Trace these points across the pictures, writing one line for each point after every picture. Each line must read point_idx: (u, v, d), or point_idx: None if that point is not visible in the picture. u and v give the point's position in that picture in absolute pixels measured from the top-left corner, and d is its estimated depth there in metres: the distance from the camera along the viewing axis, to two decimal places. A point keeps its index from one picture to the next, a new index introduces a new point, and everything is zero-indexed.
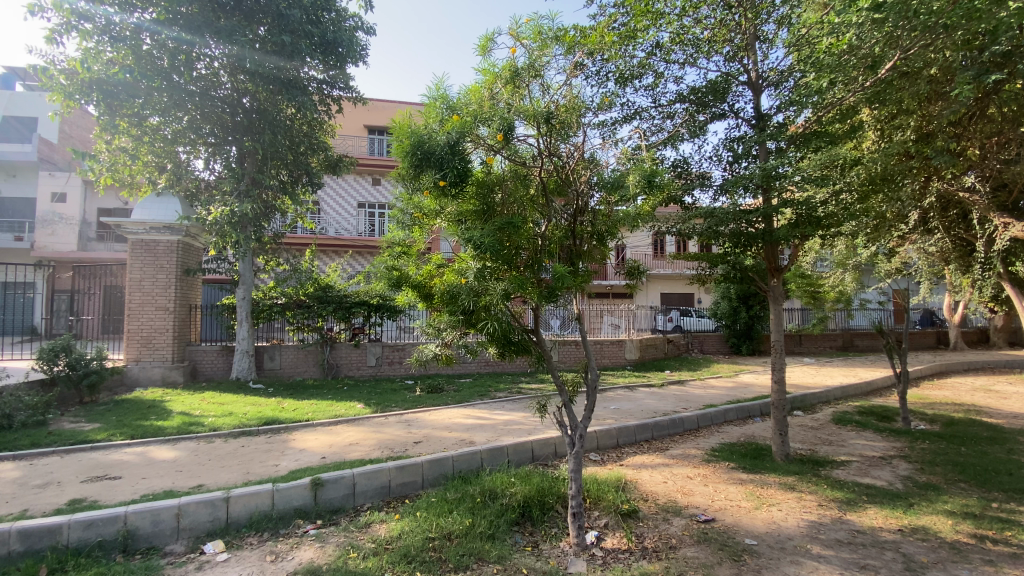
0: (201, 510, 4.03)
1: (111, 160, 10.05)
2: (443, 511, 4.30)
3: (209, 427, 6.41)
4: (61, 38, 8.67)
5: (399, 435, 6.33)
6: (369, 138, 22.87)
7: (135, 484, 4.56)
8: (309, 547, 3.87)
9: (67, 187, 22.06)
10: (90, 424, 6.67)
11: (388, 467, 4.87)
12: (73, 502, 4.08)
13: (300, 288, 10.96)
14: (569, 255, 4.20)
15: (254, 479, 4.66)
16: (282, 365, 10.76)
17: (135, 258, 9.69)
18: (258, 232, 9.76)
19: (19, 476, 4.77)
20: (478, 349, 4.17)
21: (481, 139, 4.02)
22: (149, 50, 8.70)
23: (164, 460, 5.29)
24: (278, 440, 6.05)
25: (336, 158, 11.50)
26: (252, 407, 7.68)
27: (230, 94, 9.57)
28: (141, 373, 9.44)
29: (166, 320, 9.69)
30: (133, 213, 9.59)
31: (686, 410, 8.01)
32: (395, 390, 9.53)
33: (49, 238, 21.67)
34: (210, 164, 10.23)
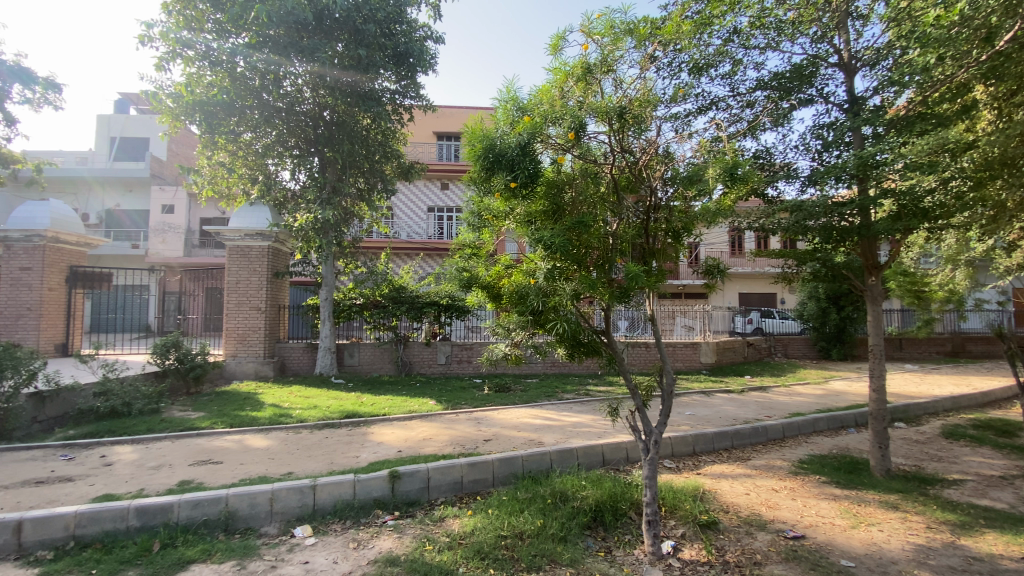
0: (291, 496, 4.31)
1: (212, 174, 11.08)
2: (515, 510, 4.31)
3: (296, 419, 6.89)
4: (168, 65, 9.68)
5: (469, 432, 6.45)
6: (438, 145, 23.53)
7: (233, 469, 4.96)
8: (388, 537, 4.03)
9: (174, 200, 24.59)
10: (195, 413, 7.39)
11: (460, 463, 4.98)
12: (183, 484, 4.52)
13: (376, 289, 11.50)
14: (641, 254, 4.07)
15: (337, 469, 4.93)
16: (360, 362, 11.36)
17: (232, 263, 10.60)
18: (338, 237, 10.28)
19: (139, 458, 5.36)
20: (548, 350, 4.13)
21: (552, 138, 3.98)
22: (242, 71, 9.44)
23: (258, 448, 5.74)
24: (358, 433, 6.38)
25: (408, 165, 11.91)
26: (334, 401, 8.15)
27: (312, 108, 10.28)
28: (237, 367, 10.32)
29: (258, 319, 10.53)
30: (230, 222, 10.48)
31: (769, 419, 7.52)
32: (465, 388, 9.73)
33: (159, 246, 24.23)
34: (295, 175, 10.97)
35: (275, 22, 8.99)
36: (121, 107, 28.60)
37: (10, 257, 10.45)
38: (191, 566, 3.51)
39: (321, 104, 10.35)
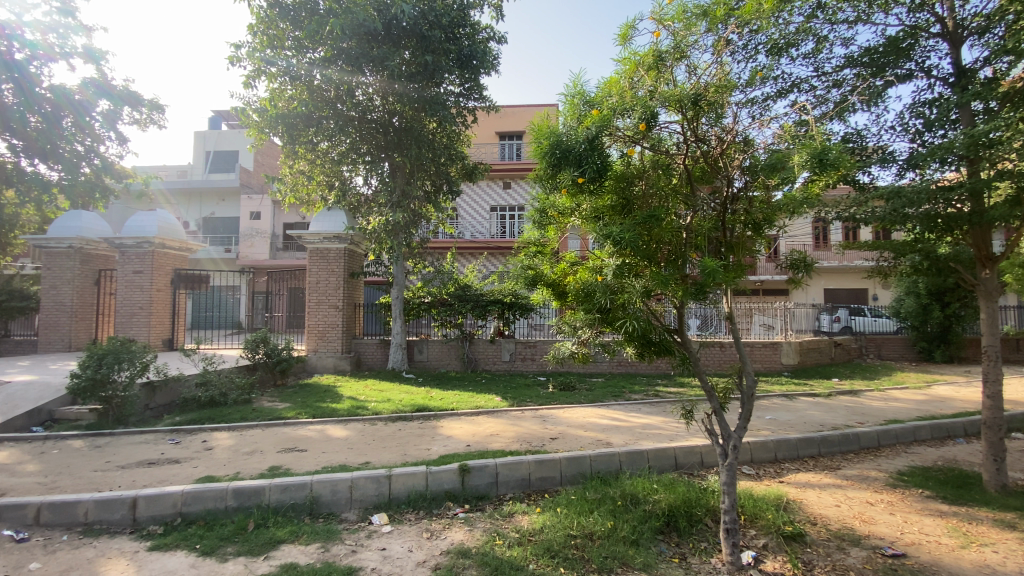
0: (368, 485, 4.53)
1: (293, 182, 11.87)
2: (584, 510, 4.25)
3: (372, 411, 7.23)
4: (254, 82, 10.47)
5: (536, 430, 6.46)
6: (500, 144, 23.80)
7: (316, 457, 5.28)
8: (459, 528, 4.12)
9: (260, 207, 26.60)
10: (282, 403, 7.96)
11: (528, 460, 5.00)
12: (273, 469, 4.88)
13: (443, 288, 11.79)
14: (717, 248, 3.88)
15: (410, 460, 5.11)
16: (429, 358, 11.76)
17: (312, 265, 11.30)
18: (408, 238, 10.68)
19: (235, 444, 5.85)
20: (617, 349, 4.04)
21: (621, 130, 3.87)
22: (319, 84, 10.09)
23: (338, 438, 6.08)
24: (428, 427, 6.59)
25: (473, 166, 12.12)
26: (406, 395, 8.48)
27: (382, 116, 10.74)
28: (318, 361, 11.00)
29: (336, 316, 11.16)
30: (310, 226, 11.19)
31: (860, 425, 6.92)
32: (530, 386, 9.78)
33: (248, 250, 26.34)
34: (368, 180, 11.50)
35: (347, 35, 9.45)
36: (214, 124, 31.34)
37: (126, 262, 11.79)
38: (281, 546, 3.77)
39: (390, 111, 10.79)
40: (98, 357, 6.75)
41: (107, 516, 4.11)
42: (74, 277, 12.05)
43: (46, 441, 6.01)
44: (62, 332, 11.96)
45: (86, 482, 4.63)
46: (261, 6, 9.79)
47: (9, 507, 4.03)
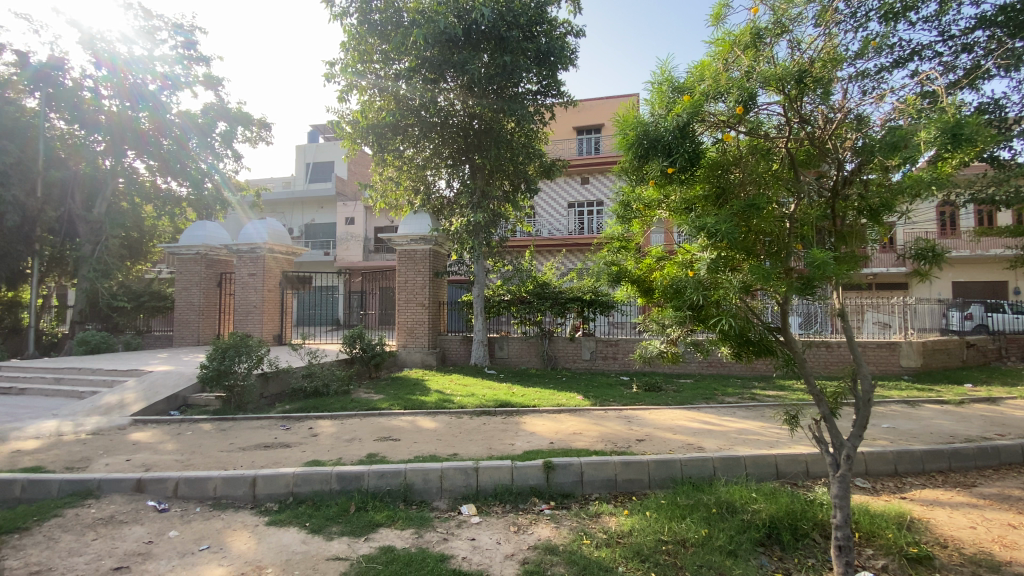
0: (457, 476, 4.68)
1: (383, 188, 12.55)
2: (675, 515, 4.08)
3: (458, 405, 7.48)
4: (347, 96, 11.25)
5: (620, 430, 6.31)
6: (578, 139, 23.59)
7: (408, 446, 5.56)
8: (546, 525, 4.13)
9: (353, 212, 28.54)
10: (376, 395, 8.48)
11: (614, 461, 4.90)
12: (370, 456, 5.20)
13: (523, 286, 11.84)
14: (825, 238, 3.56)
15: (496, 454, 5.21)
16: (509, 355, 11.94)
17: (401, 265, 11.90)
18: (488, 238, 10.89)
19: (337, 432, 6.32)
20: (710, 348, 3.83)
21: (715, 115, 3.67)
22: (404, 93, 10.52)
23: (427, 429, 6.35)
24: (512, 422, 6.69)
25: (551, 163, 12.02)
26: (489, 391, 8.67)
27: (462, 120, 11.02)
28: (407, 356, 11.58)
29: (422, 313, 11.68)
30: (399, 229, 11.80)
31: (1002, 438, 6.00)
32: (613, 385, 9.57)
33: (343, 252, 28.36)
34: (450, 183, 11.89)
35: (430, 44, 9.68)
36: (312, 138, 34.10)
37: (242, 266, 13.17)
38: (379, 529, 4.00)
39: (471, 114, 11.04)
40: (222, 351, 7.60)
41: (232, 492, 4.59)
42: (201, 280, 13.68)
43: (182, 424, 6.87)
44: (192, 328, 13.68)
45: (214, 461, 5.22)
46: (352, 24, 10.43)
47: (155, 480, 4.64)
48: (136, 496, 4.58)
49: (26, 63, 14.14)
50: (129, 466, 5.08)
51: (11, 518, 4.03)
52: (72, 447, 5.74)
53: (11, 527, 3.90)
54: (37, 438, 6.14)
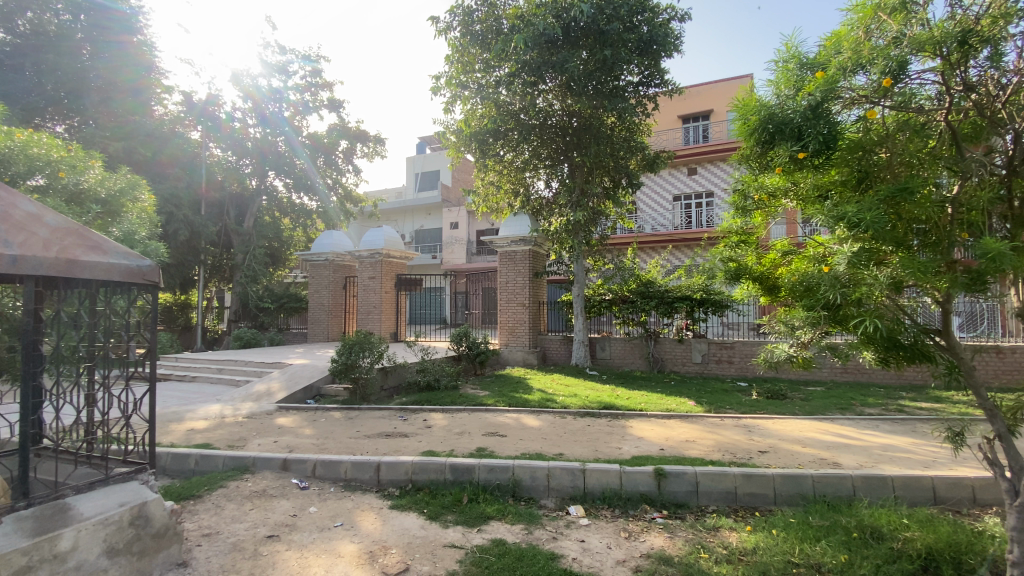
0: (564, 475, 4.67)
1: (485, 192, 12.90)
2: (808, 537, 3.69)
3: (561, 405, 7.49)
4: (451, 107, 11.82)
5: (739, 440, 5.87)
6: (683, 129, 22.44)
7: (515, 443, 5.68)
8: (658, 534, 3.97)
9: (457, 216, 29.89)
10: (482, 391, 8.78)
11: (733, 472, 4.57)
12: (479, 450, 5.40)
13: (625, 284, 11.50)
14: (1000, 223, 3.01)
15: (603, 457, 5.12)
16: (612, 356, 11.69)
17: (502, 266, 12.20)
18: (588, 236, 10.72)
19: (448, 425, 6.66)
20: (850, 354, 3.39)
21: (852, 90, 3.28)
22: (505, 99, 10.66)
23: (532, 427, 6.43)
24: (618, 425, 6.54)
25: (654, 155, 11.59)
26: (593, 392, 8.56)
27: (561, 119, 11.04)
28: (509, 355, 11.85)
29: (523, 313, 11.87)
30: (500, 231, 12.12)
31: None
32: (728, 391, 8.93)
33: (449, 256, 29.77)
34: (549, 183, 11.96)
35: (530, 45, 9.66)
36: (420, 149, 36.39)
37: (362, 270, 14.45)
38: (491, 522, 4.13)
39: (569, 113, 11.01)
40: (349, 346, 8.39)
41: (360, 475, 5.04)
42: (328, 282, 15.26)
43: (316, 411, 7.70)
44: (322, 326, 15.31)
45: (344, 446, 5.78)
46: (456, 38, 10.93)
47: (298, 460, 5.25)
48: (283, 473, 5.21)
49: (190, 102, 16.71)
50: (277, 447, 5.81)
51: (190, 485, 4.80)
52: (232, 428, 6.69)
53: (190, 492, 4.64)
54: (206, 418, 7.25)
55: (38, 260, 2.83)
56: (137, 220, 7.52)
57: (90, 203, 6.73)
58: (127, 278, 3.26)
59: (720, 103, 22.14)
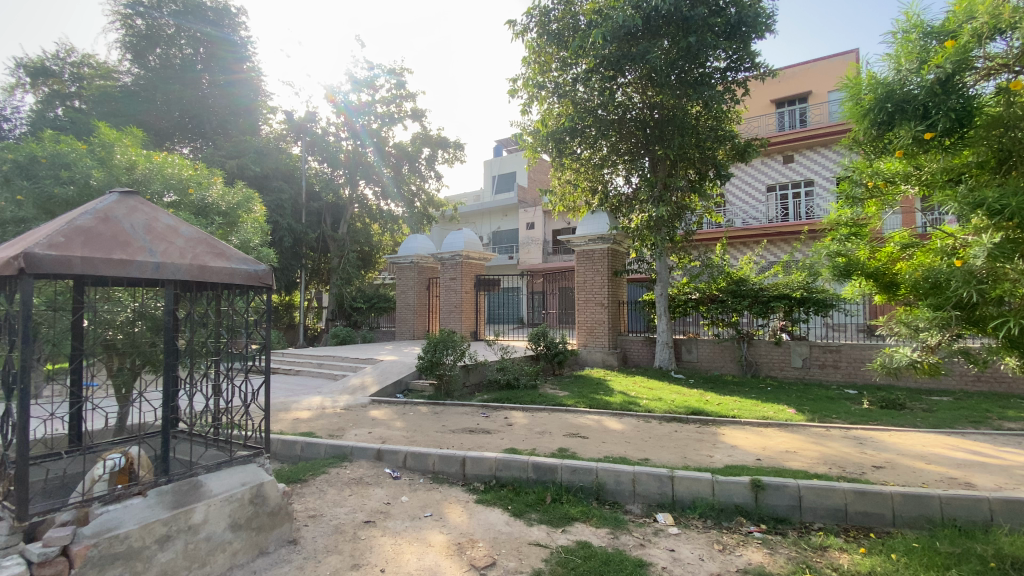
0: (651, 482, 4.52)
1: (562, 191, 12.85)
2: (935, 564, 3.27)
3: (645, 409, 7.26)
4: (528, 108, 11.91)
5: (848, 453, 5.34)
6: (778, 113, 20.82)
7: (598, 445, 5.60)
8: (756, 549, 3.72)
9: (534, 216, 30.02)
10: (562, 392, 8.76)
11: (842, 487, 4.17)
12: (562, 451, 5.38)
13: (713, 283, 10.92)
14: None
15: (693, 465, 4.89)
16: (699, 359, 11.13)
17: (580, 265, 12.08)
18: (672, 232, 10.32)
19: (530, 424, 6.71)
20: (989, 359, 2.97)
21: (987, 60, 2.90)
22: (582, 95, 10.53)
23: (615, 430, 6.30)
24: (708, 432, 6.21)
25: (745, 144, 10.88)
26: (679, 396, 8.21)
27: (640, 112, 10.66)
28: (588, 355, 11.71)
29: (602, 313, 11.66)
30: (578, 229, 11.99)
31: None
32: (833, 399, 8.16)
33: (526, 256, 29.97)
34: (629, 179, 11.61)
35: (608, 40, 9.50)
36: (497, 151, 37.02)
37: (444, 271, 14.98)
38: (575, 523, 4.10)
39: (650, 105, 10.65)
40: (434, 345, 8.74)
41: (447, 468, 5.22)
42: (414, 284, 16.02)
43: (405, 405, 8.11)
44: (409, 325, 16.12)
45: (431, 440, 6.03)
46: (533, 39, 10.99)
47: (390, 451, 5.55)
48: (377, 462, 5.54)
49: (291, 120, 18.36)
50: (371, 438, 6.19)
51: (298, 469, 5.26)
52: (331, 419, 7.23)
53: (297, 476, 5.07)
54: (309, 409, 7.90)
55: (177, 267, 3.23)
56: (251, 230, 8.39)
57: (214, 215, 7.62)
58: (247, 282, 3.62)
59: (820, 83, 20.33)
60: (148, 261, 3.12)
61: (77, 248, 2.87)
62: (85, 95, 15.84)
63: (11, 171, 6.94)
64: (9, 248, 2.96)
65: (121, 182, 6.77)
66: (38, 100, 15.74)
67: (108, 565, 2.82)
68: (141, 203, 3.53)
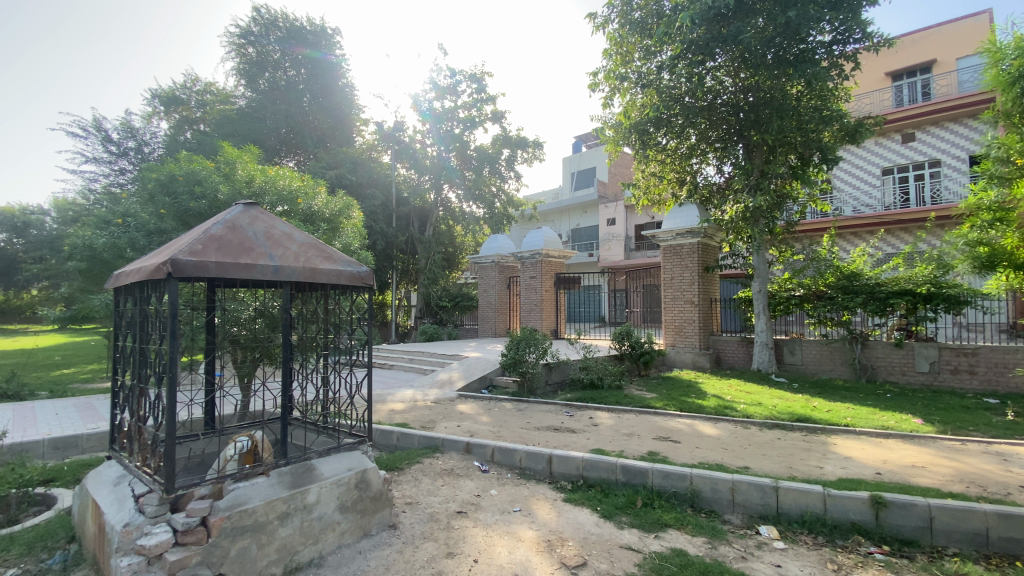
0: (753, 492, 4.23)
1: (646, 184, 12.46)
2: None
3: (743, 414, 6.82)
4: (610, 101, 11.64)
5: (992, 470, 4.64)
6: (893, 88, 18.55)
7: (691, 450, 5.35)
8: (877, 573, 3.36)
9: (616, 212, 29.25)
10: (650, 393, 8.48)
11: (983, 510, 3.66)
12: (652, 454, 5.21)
13: (819, 278, 9.99)
14: None
15: (799, 476, 4.51)
16: (804, 361, 10.24)
17: (667, 261, 11.62)
18: (770, 223, 9.71)
19: (617, 424, 6.57)
20: None
21: None
22: (668, 83, 10.09)
23: (709, 435, 5.98)
24: (816, 441, 5.70)
25: (855, 123, 9.88)
26: (781, 401, 7.61)
27: (732, 97, 10.01)
28: (677, 356, 11.25)
29: (692, 312, 11.11)
30: (664, 224, 11.52)
31: None
32: (969, 409, 7.14)
33: (607, 253, 29.31)
34: (721, 168, 10.98)
35: (698, 23, 9.01)
36: (576, 148, 36.62)
37: (524, 270, 15.11)
38: (669, 530, 3.95)
39: (744, 89, 9.98)
40: (517, 343, 8.84)
41: (534, 466, 5.24)
42: (495, 283, 16.33)
43: (490, 401, 8.30)
44: (491, 323, 16.47)
45: (517, 436, 6.11)
46: (615, 30, 10.76)
47: (478, 445, 5.70)
48: (466, 455, 5.72)
49: (382, 130, 19.58)
50: (460, 432, 6.40)
51: (394, 458, 5.58)
52: (422, 411, 7.59)
53: (394, 465, 5.37)
54: (401, 401, 8.35)
55: (293, 269, 3.55)
56: (351, 235, 9.05)
57: (320, 222, 8.32)
58: (352, 282, 3.88)
59: (948, 50, 17.86)
60: (268, 264, 3.46)
61: (211, 254, 3.25)
62: (209, 119, 17.97)
63: (156, 189, 8.05)
64: (159, 256, 3.42)
65: (243, 194, 7.59)
66: (173, 126, 18.14)
67: (238, 535, 3.17)
68: (261, 213, 3.92)
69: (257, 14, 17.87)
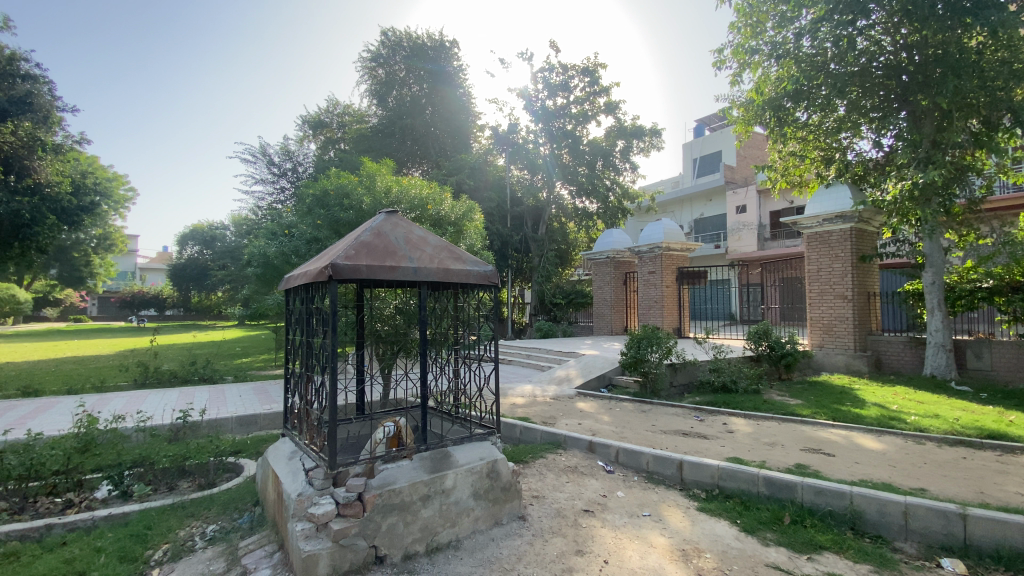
0: (933, 518, 3.61)
1: (784, 165, 11.28)
2: None
3: (914, 427, 5.84)
4: (739, 78, 10.72)
5: None
6: None
7: (848, 465, 4.72)
8: None
9: (746, 199, 26.92)
10: (794, 399, 7.64)
11: None
12: (800, 467, 4.69)
13: (1013, 267, 8.11)
14: None
15: (996, 504, 3.74)
16: (995, 366, 8.51)
17: (812, 251, 10.41)
18: (946, 202, 8.20)
19: (755, 432, 6.03)
20: None
21: None
22: (808, 51, 8.89)
23: (871, 449, 5.22)
24: (1018, 463, 4.67)
25: None
26: (966, 414, 6.38)
27: (891, 60, 8.63)
28: (825, 359, 10.02)
29: (844, 308, 9.81)
30: (809, 208, 10.30)
31: None
32: None
33: (737, 244, 27.11)
34: (877, 141, 9.54)
35: None
36: (697, 133, 34.44)
37: (643, 265, 14.60)
38: (825, 553, 3.52)
39: (908, 46, 8.56)
40: (638, 341, 8.54)
41: (663, 470, 5.02)
42: (611, 279, 16.02)
43: (611, 400, 8.15)
44: (607, 320, 16.16)
45: (643, 438, 5.91)
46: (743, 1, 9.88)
47: (602, 444, 5.61)
48: (590, 454, 5.68)
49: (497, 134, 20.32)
50: (583, 430, 6.37)
51: (520, 452, 5.73)
52: (543, 406, 7.71)
53: (520, 458, 5.52)
54: (522, 396, 8.56)
55: (429, 271, 3.83)
56: (473, 236, 9.50)
57: (446, 225, 8.88)
58: (480, 281, 4.07)
59: None
60: (407, 266, 3.76)
61: (363, 258, 3.62)
62: (348, 138, 20.15)
63: (312, 203, 9.19)
64: (319, 261, 3.90)
65: (383, 204, 8.38)
66: (320, 147, 20.66)
67: (388, 512, 3.50)
68: (400, 220, 4.26)
69: (385, 38, 19.64)
